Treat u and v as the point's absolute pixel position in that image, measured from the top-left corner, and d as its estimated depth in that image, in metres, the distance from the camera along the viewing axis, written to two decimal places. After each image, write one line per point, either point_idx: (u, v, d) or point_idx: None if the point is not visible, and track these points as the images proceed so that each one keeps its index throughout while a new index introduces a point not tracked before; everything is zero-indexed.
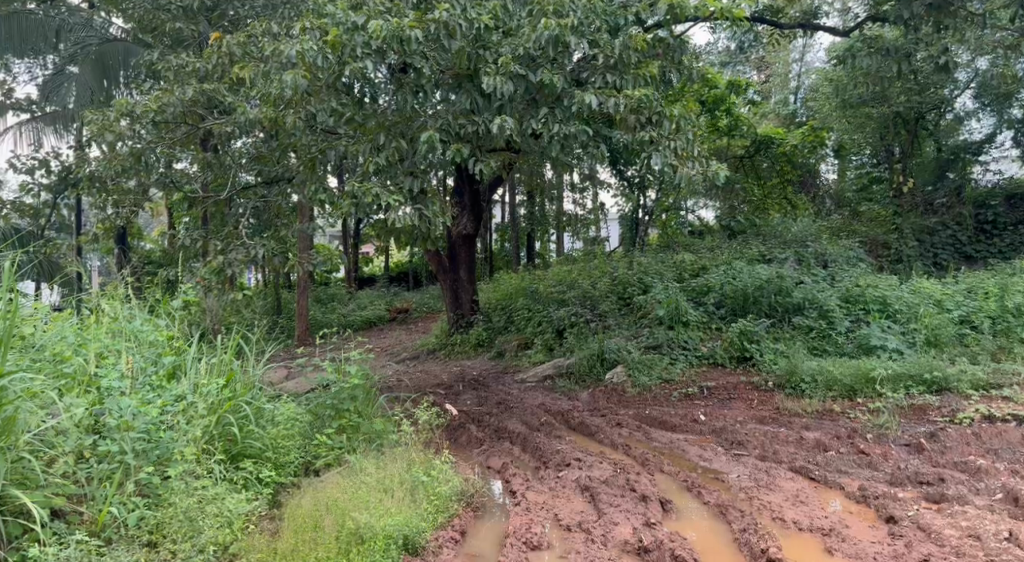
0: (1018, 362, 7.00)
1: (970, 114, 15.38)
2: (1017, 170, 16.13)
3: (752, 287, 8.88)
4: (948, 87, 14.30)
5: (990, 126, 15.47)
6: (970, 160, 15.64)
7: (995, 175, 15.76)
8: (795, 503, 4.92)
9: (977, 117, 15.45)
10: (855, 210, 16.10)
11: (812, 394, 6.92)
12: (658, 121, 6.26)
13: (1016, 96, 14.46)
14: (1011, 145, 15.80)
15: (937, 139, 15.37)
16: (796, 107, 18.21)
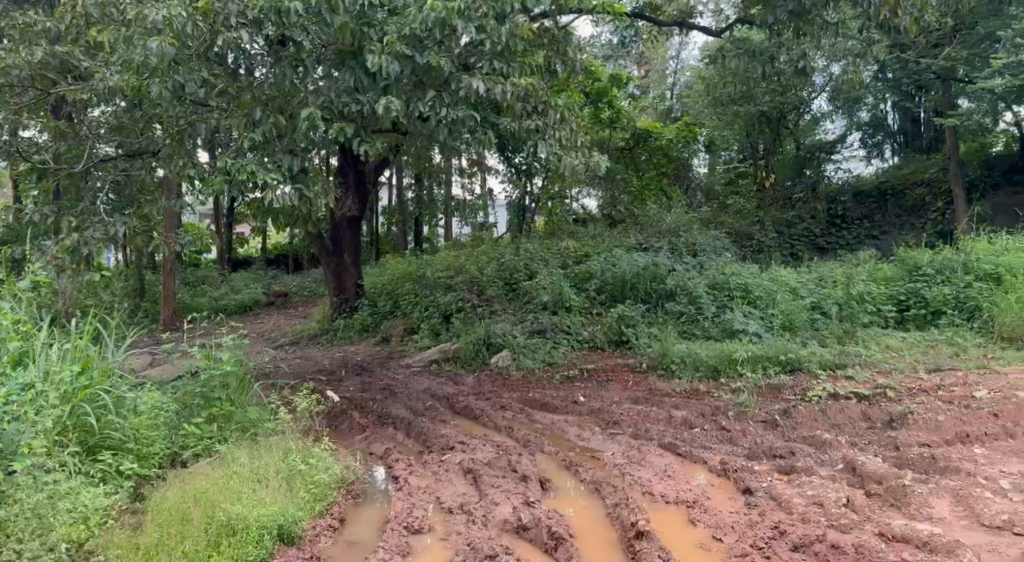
0: (859, 345, 7.70)
1: (825, 117, 16.69)
2: (861, 169, 17.93)
3: (630, 274, 9.29)
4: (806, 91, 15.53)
5: (842, 127, 17.29)
6: (823, 160, 17.06)
7: (846, 172, 17.12)
8: (662, 477, 5.23)
9: (830, 120, 16.99)
10: (723, 202, 16.58)
11: (681, 374, 7.38)
12: (543, 109, 6.40)
13: (864, 102, 15.93)
14: (858, 147, 17.84)
15: (798, 137, 16.68)
16: (673, 103, 19.13)
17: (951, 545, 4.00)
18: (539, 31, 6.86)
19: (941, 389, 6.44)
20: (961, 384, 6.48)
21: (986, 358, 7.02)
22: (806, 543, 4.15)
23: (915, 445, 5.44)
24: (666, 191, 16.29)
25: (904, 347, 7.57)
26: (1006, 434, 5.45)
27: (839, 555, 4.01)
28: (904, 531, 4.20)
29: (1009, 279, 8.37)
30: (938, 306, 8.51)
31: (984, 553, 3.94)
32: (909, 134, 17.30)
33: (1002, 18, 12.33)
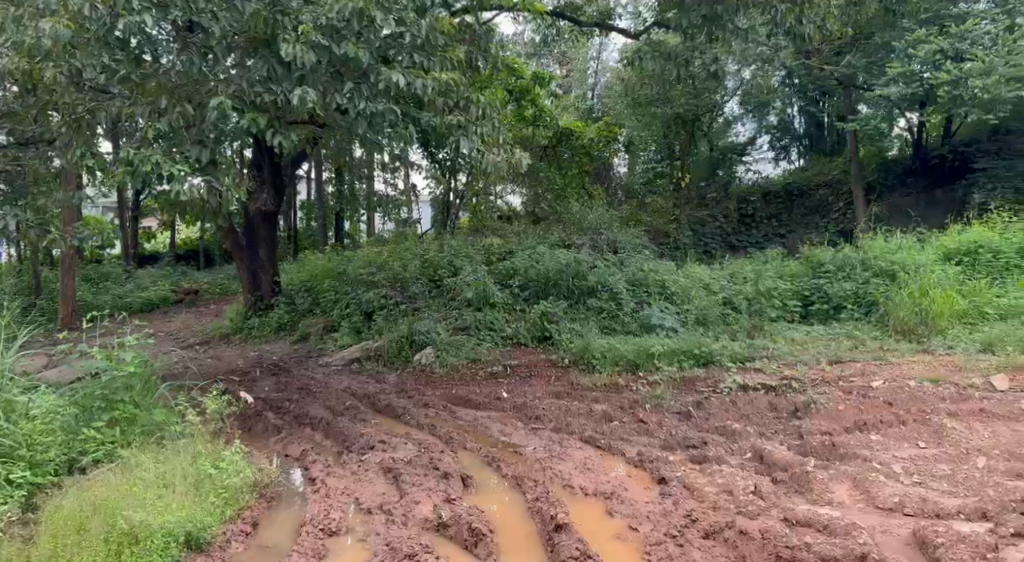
0: (766, 338, 8.06)
1: (737, 118, 17.79)
2: (771, 171, 18.87)
3: (554, 271, 9.38)
4: (719, 94, 15.71)
5: (751, 130, 18.29)
6: (735, 160, 18.27)
7: (756, 174, 18.39)
8: (582, 470, 5.32)
9: (742, 121, 17.97)
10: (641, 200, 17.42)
11: (601, 368, 7.51)
12: (464, 105, 6.32)
13: (773, 105, 16.94)
14: (767, 149, 18.78)
15: (713, 140, 17.56)
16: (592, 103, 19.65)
17: (849, 528, 4.24)
18: (459, 26, 6.81)
19: (841, 379, 6.80)
20: (858, 375, 6.86)
21: (882, 350, 7.46)
22: (715, 530, 4.32)
23: (817, 433, 5.73)
24: (587, 189, 16.43)
25: (808, 340, 7.97)
26: (898, 420, 5.80)
27: (745, 540, 4.19)
28: (807, 515, 4.42)
29: (902, 275, 8.91)
30: (839, 301, 8.98)
31: (877, 534, 4.20)
32: (815, 136, 18.45)
33: (895, 30, 13.39)
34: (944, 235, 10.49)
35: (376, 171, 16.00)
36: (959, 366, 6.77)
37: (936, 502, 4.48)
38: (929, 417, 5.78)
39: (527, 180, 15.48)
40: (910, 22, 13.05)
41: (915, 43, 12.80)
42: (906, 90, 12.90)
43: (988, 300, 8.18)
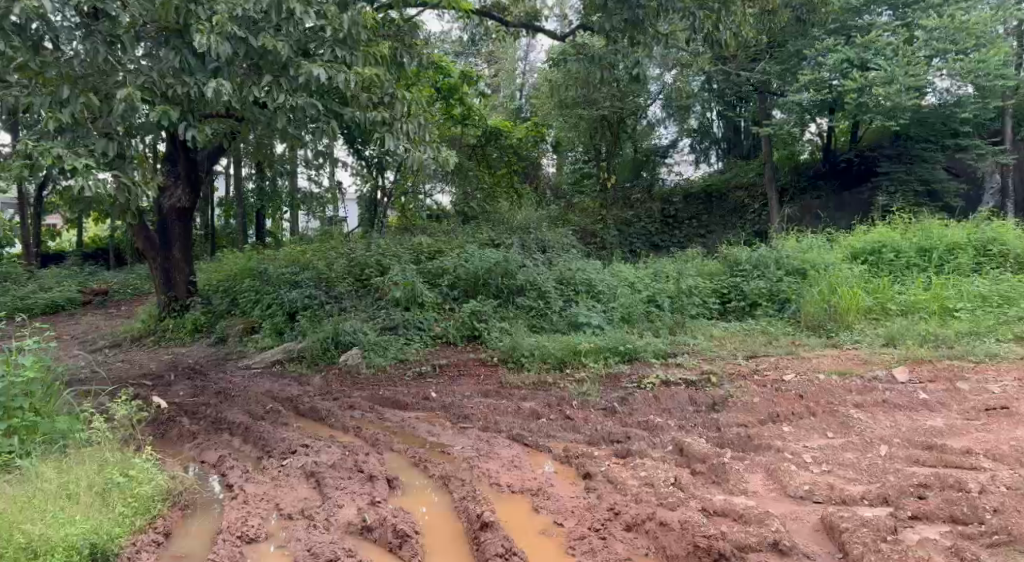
0: (688, 335, 8.30)
1: (659, 122, 18.48)
2: (693, 173, 19.57)
3: (484, 270, 9.40)
4: (641, 97, 16.22)
5: (673, 133, 19.00)
6: (657, 162, 19.08)
7: (677, 176, 19.11)
8: (509, 467, 5.34)
9: (664, 125, 18.65)
10: (569, 202, 18.03)
11: (530, 366, 7.56)
12: (390, 102, 6.18)
13: (692, 109, 17.53)
14: (688, 152, 19.46)
15: (637, 142, 18.29)
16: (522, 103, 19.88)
17: (762, 516, 4.41)
18: (383, 21, 6.73)
19: (756, 373, 7.08)
20: (772, 368, 7.17)
21: (794, 345, 7.80)
22: (638, 522, 4.43)
23: (734, 425, 5.95)
24: (516, 188, 16.23)
25: (726, 335, 8.26)
26: (809, 412, 6.07)
27: (666, 532, 4.30)
28: (723, 505, 4.58)
29: (812, 274, 9.34)
30: (755, 298, 9.33)
31: (789, 522, 4.39)
32: (732, 139, 18.96)
33: (807, 38, 14.12)
34: (851, 235, 11.08)
35: (298, 167, 15.89)
36: (863, 359, 7.15)
37: (842, 489, 4.72)
38: (837, 409, 6.07)
39: (461, 178, 15.20)
40: (820, 31, 13.86)
41: (824, 52, 13.66)
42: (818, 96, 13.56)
43: (891, 297, 8.65)
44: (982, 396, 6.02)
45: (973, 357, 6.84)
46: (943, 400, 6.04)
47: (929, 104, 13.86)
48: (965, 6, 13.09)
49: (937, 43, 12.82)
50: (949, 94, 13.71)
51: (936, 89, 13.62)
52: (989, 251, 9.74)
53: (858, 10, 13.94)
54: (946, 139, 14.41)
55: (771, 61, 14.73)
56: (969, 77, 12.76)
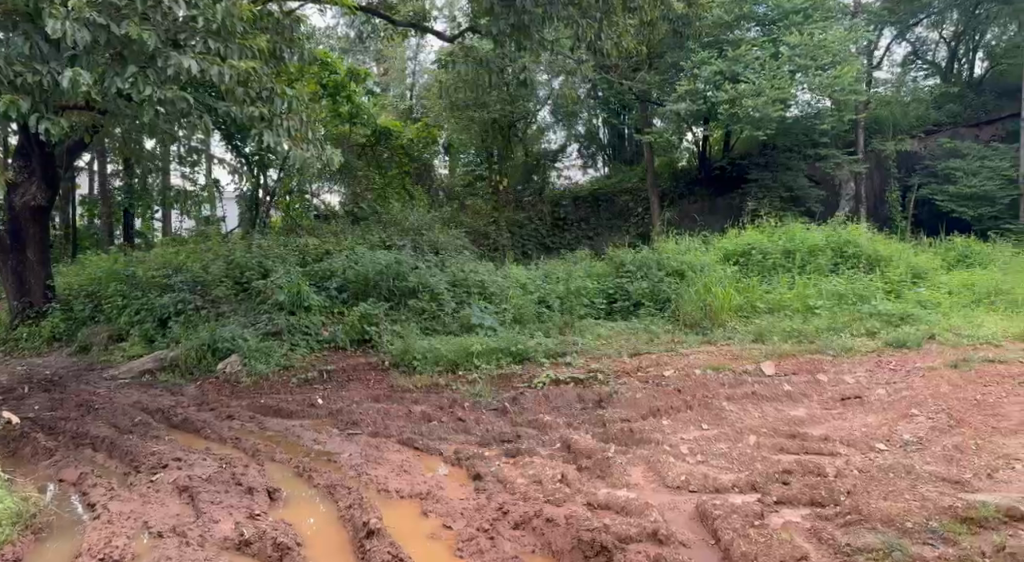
0: (576, 334, 8.52)
1: (549, 126, 18.97)
2: (581, 177, 20.27)
3: (374, 271, 9.23)
4: (531, 102, 16.60)
5: (562, 138, 19.49)
6: (548, 166, 19.38)
7: (566, 180, 19.82)
8: (398, 472, 5.28)
9: (554, 130, 19.15)
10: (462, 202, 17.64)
11: (422, 370, 7.50)
12: (268, 97, 5.91)
13: (580, 115, 18.18)
14: (576, 157, 20.09)
15: (528, 145, 18.58)
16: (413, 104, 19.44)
17: (643, 507, 4.59)
18: (261, 13, 6.46)
19: (639, 370, 7.37)
20: (653, 365, 7.48)
21: (673, 343, 8.16)
22: (525, 520, 4.49)
23: (617, 421, 6.15)
24: (411, 191, 15.98)
25: (612, 334, 8.53)
26: (685, 405, 6.39)
27: (552, 527, 4.38)
28: (607, 499, 4.72)
29: (690, 275, 9.82)
30: (639, 299, 9.68)
31: (667, 511, 4.60)
32: (617, 147, 19.83)
33: (682, 51, 15.06)
34: (727, 237, 11.76)
35: (172, 164, 15.17)
36: (736, 355, 7.58)
37: (716, 478, 4.98)
38: (711, 402, 6.41)
39: (346, 177, 14.91)
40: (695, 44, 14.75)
41: (699, 64, 14.48)
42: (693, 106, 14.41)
43: (760, 295, 9.25)
44: (838, 386, 6.53)
45: (831, 351, 7.41)
46: (805, 391, 6.50)
47: (794, 115, 14.67)
48: (823, 26, 14.22)
49: (799, 59, 13.84)
50: (810, 108, 14.75)
51: (799, 101, 14.53)
52: (845, 253, 10.59)
53: (730, 25, 14.78)
54: (807, 149, 15.93)
55: (651, 71, 15.52)
56: (827, 91, 13.90)
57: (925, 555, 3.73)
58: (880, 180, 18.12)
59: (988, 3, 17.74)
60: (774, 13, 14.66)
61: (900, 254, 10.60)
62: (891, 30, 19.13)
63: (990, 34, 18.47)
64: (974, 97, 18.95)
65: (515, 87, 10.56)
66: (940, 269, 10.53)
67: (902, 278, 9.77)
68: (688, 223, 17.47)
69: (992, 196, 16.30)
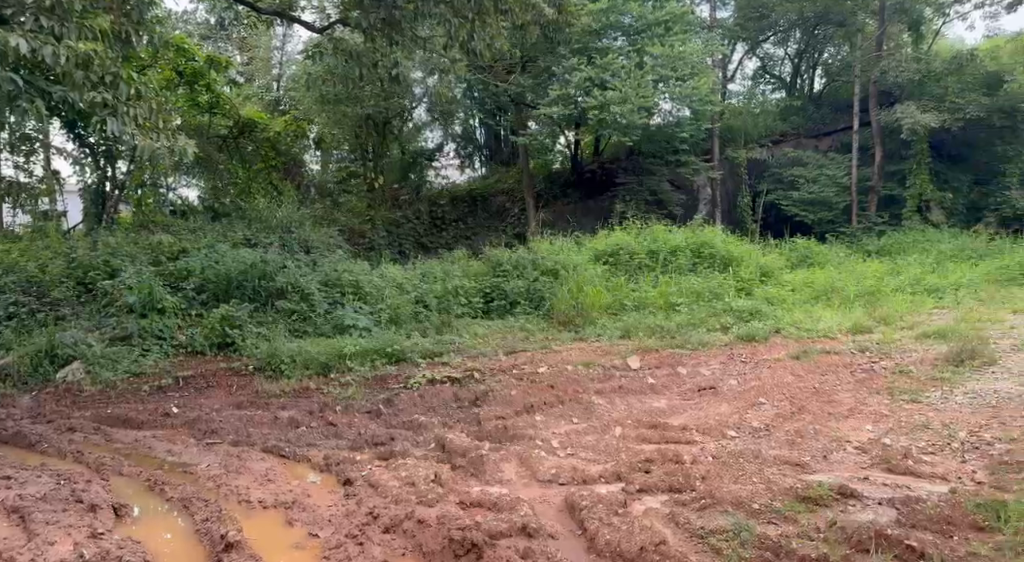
0: (453, 334, 8.52)
1: (425, 126, 18.41)
2: (459, 177, 20.32)
3: (236, 271, 8.89)
4: (405, 99, 16.28)
5: (439, 137, 19.15)
6: (424, 166, 19.29)
7: (444, 179, 19.73)
8: (262, 482, 5.05)
9: (431, 129, 18.78)
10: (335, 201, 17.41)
11: (290, 374, 7.19)
12: (112, 82, 5.46)
13: (457, 117, 17.96)
14: (453, 156, 20.06)
15: (404, 144, 18.30)
16: (279, 94, 18.60)
17: (513, 503, 4.64)
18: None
19: (514, 368, 7.47)
20: (528, 362, 7.63)
21: (548, 340, 8.36)
22: (395, 523, 4.41)
23: (492, 418, 6.20)
24: (277, 188, 15.28)
25: (489, 333, 8.60)
26: (558, 400, 6.57)
27: (422, 529, 4.33)
28: (479, 497, 4.75)
29: (563, 274, 10.11)
30: (515, 298, 9.79)
31: (537, 505, 4.69)
32: (494, 149, 20.24)
33: (554, 56, 15.42)
34: (598, 237, 12.20)
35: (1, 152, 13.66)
36: (605, 350, 7.89)
37: (584, 470, 5.15)
38: (581, 396, 6.63)
39: (207, 171, 14.18)
40: (564, 50, 15.24)
41: (570, 70, 14.99)
42: (566, 110, 14.85)
43: (627, 293, 9.69)
44: (695, 378, 6.95)
45: (690, 345, 7.86)
46: (666, 383, 6.87)
47: (657, 123, 15.71)
48: (682, 39, 15.29)
49: (660, 69, 14.77)
50: (672, 117, 15.78)
51: (662, 110, 15.53)
52: (703, 253, 11.29)
53: (598, 33, 15.36)
54: (669, 156, 17.21)
55: (524, 75, 15.84)
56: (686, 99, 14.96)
57: (770, 534, 4.00)
58: (733, 188, 19.11)
59: (823, 25, 19.41)
60: (638, 23, 15.25)
61: (751, 255, 11.45)
62: (742, 45, 20.73)
63: (827, 51, 20.71)
64: (814, 111, 20.88)
65: (385, 83, 10.42)
66: (786, 268, 11.49)
67: (754, 277, 10.56)
68: (561, 223, 17.56)
69: (829, 202, 18.18)
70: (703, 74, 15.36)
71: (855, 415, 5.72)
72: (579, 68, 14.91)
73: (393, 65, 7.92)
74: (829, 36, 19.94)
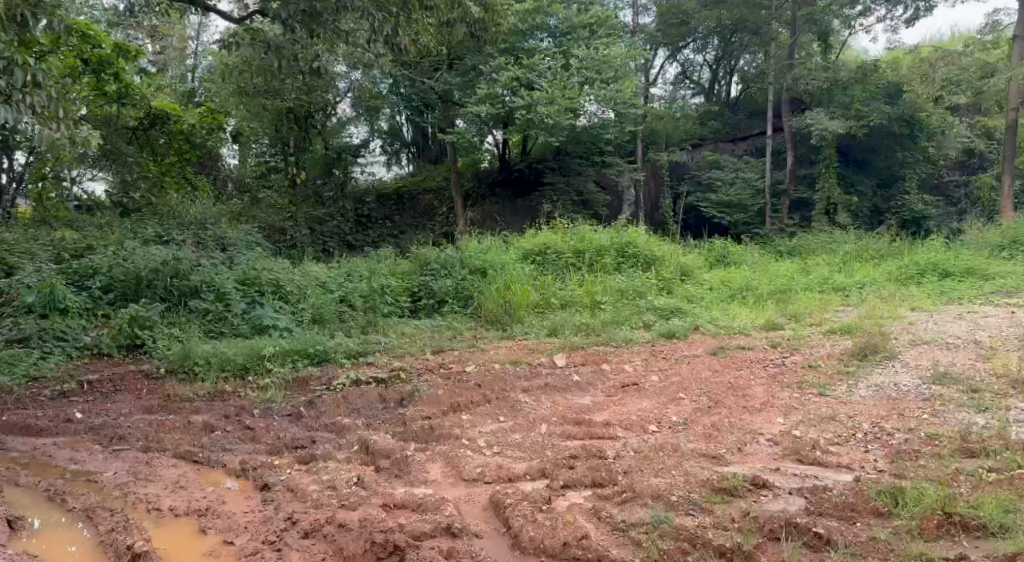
0: (379, 334, 8.40)
1: (350, 121, 18.72)
2: (387, 175, 19.94)
3: (146, 270, 8.56)
4: (329, 94, 16.14)
5: (364, 133, 19.28)
6: (350, 161, 19.02)
7: (369, 175, 19.42)
8: (173, 489, 4.84)
9: (355, 124, 18.95)
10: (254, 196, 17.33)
11: (205, 375, 6.96)
12: (7, 67, 5.10)
13: (382, 112, 18.17)
14: (380, 153, 19.86)
15: (327, 139, 18.31)
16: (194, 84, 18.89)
17: (438, 503, 4.62)
18: None
19: (441, 367, 7.43)
20: (456, 361, 7.61)
21: (475, 339, 8.36)
22: (315, 528, 4.31)
23: (419, 419, 6.14)
24: (193, 182, 13.64)
25: (415, 333, 8.53)
26: (485, 400, 6.56)
27: (343, 533, 4.24)
28: (402, 498, 4.69)
29: (491, 273, 10.14)
30: (443, 297, 9.75)
31: (462, 504, 4.67)
32: (421, 145, 19.95)
33: (480, 55, 15.36)
34: (525, 236, 12.29)
35: None
36: (532, 348, 7.97)
37: (509, 468, 5.16)
38: (508, 395, 6.64)
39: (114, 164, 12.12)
40: (491, 49, 15.26)
41: (497, 69, 15.05)
42: (494, 109, 14.90)
43: (554, 292, 9.80)
44: (619, 374, 7.10)
45: (614, 343, 8.01)
46: (591, 380, 6.98)
47: (582, 124, 15.82)
48: (607, 42, 15.55)
49: (586, 71, 14.98)
50: (597, 118, 15.87)
51: (587, 112, 15.72)
52: (626, 252, 11.54)
53: (524, 33, 15.48)
54: (594, 156, 17.55)
55: (451, 72, 15.88)
56: (611, 103, 15.21)
57: (688, 525, 4.10)
58: (655, 188, 19.88)
59: (739, 34, 20.20)
60: (563, 25, 15.49)
61: (672, 254, 11.80)
62: (664, 50, 21.28)
63: (743, 60, 21.40)
64: (731, 116, 21.70)
65: (305, 76, 10.14)
66: (705, 267, 11.89)
67: (674, 275, 10.90)
68: (489, 223, 17.74)
69: (745, 204, 18.79)
70: (626, 78, 15.69)
71: (768, 408, 5.96)
72: (506, 67, 14.98)
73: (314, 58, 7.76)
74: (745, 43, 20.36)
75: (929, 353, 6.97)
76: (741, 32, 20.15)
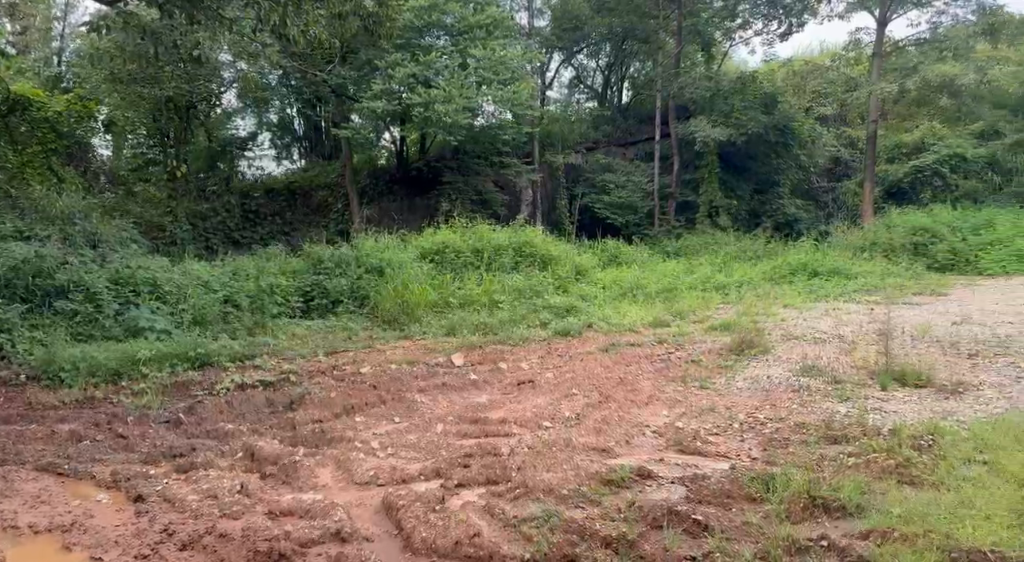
0: (267, 335, 8.13)
1: (235, 111, 18.09)
2: (276, 169, 19.43)
3: (4, 268, 7.90)
4: (214, 82, 15.13)
5: (251, 125, 18.60)
6: (235, 155, 18.53)
7: (256, 169, 18.96)
8: (33, 504, 4.49)
9: (241, 116, 18.31)
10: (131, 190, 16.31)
11: (71, 382, 6.51)
12: None
13: (271, 103, 17.61)
14: (269, 146, 19.26)
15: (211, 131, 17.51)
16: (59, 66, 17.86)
17: (327, 508, 4.51)
18: None
19: (334, 368, 7.27)
20: (350, 362, 7.48)
21: (370, 339, 8.24)
22: (194, 539, 4.09)
23: (308, 422, 5.98)
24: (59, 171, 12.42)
25: (306, 333, 8.31)
26: (379, 401, 6.47)
27: (224, 543, 4.06)
28: (289, 505, 4.56)
29: (388, 272, 10.02)
30: (337, 297, 9.54)
31: (352, 508, 4.58)
32: (313, 140, 19.56)
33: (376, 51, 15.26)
34: (422, 235, 12.22)
35: None
36: (427, 348, 7.93)
37: (402, 469, 5.11)
38: (403, 395, 6.58)
39: None
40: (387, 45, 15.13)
41: (393, 65, 14.91)
42: (389, 106, 14.80)
43: (451, 291, 9.79)
44: (515, 372, 7.19)
45: (509, 342, 8.10)
46: (488, 379, 7.02)
47: (480, 124, 16.01)
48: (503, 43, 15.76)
49: (483, 72, 15.12)
50: (494, 118, 16.08)
51: (485, 111, 15.86)
52: (523, 252, 11.70)
53: (421, 31, 15.41)
54: (491, 157, 17.91)
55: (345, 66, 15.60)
56: (506, 104, 15.41)
57: (575, 517, 4.21)
58: (552, 188, 19.90)
59: (629, 41, 21.16)
60: (460, 24, 15.50)
61: (567, 254, 12.07)
62: (559, 54, 21.75)
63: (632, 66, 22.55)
64: (622, 121, 22.50)
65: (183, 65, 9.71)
66: (597, 267, 12.24)
67: (566, 273, 11.18)
68: (386, 222, 17.59)
69: (634, 205, 19.72)
70: (521, 79, 15.96)
71: (655, 403, 6.20)
72: (402, 64, 14.87)
73: (193, 45, 7.49)
74: (635, 50, 21.59)
75: (800, 348, 7.45)
76: (630, 40, 21.02)
